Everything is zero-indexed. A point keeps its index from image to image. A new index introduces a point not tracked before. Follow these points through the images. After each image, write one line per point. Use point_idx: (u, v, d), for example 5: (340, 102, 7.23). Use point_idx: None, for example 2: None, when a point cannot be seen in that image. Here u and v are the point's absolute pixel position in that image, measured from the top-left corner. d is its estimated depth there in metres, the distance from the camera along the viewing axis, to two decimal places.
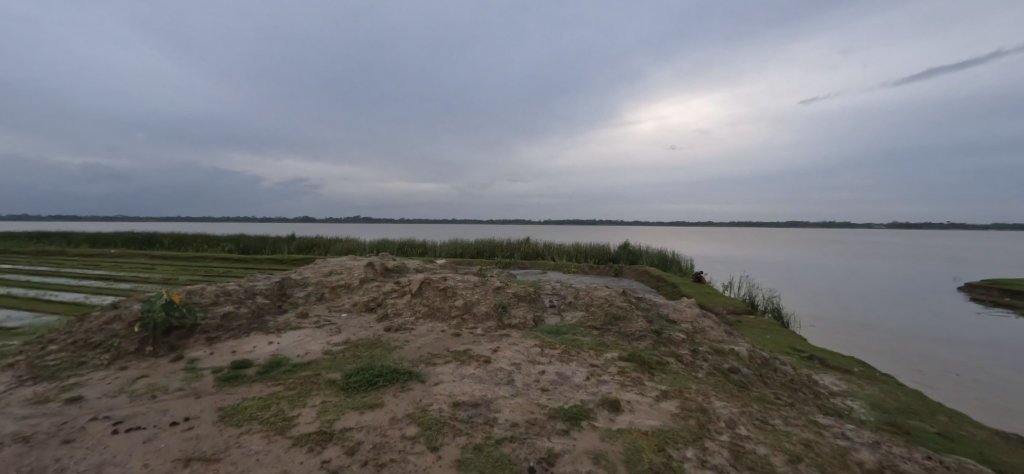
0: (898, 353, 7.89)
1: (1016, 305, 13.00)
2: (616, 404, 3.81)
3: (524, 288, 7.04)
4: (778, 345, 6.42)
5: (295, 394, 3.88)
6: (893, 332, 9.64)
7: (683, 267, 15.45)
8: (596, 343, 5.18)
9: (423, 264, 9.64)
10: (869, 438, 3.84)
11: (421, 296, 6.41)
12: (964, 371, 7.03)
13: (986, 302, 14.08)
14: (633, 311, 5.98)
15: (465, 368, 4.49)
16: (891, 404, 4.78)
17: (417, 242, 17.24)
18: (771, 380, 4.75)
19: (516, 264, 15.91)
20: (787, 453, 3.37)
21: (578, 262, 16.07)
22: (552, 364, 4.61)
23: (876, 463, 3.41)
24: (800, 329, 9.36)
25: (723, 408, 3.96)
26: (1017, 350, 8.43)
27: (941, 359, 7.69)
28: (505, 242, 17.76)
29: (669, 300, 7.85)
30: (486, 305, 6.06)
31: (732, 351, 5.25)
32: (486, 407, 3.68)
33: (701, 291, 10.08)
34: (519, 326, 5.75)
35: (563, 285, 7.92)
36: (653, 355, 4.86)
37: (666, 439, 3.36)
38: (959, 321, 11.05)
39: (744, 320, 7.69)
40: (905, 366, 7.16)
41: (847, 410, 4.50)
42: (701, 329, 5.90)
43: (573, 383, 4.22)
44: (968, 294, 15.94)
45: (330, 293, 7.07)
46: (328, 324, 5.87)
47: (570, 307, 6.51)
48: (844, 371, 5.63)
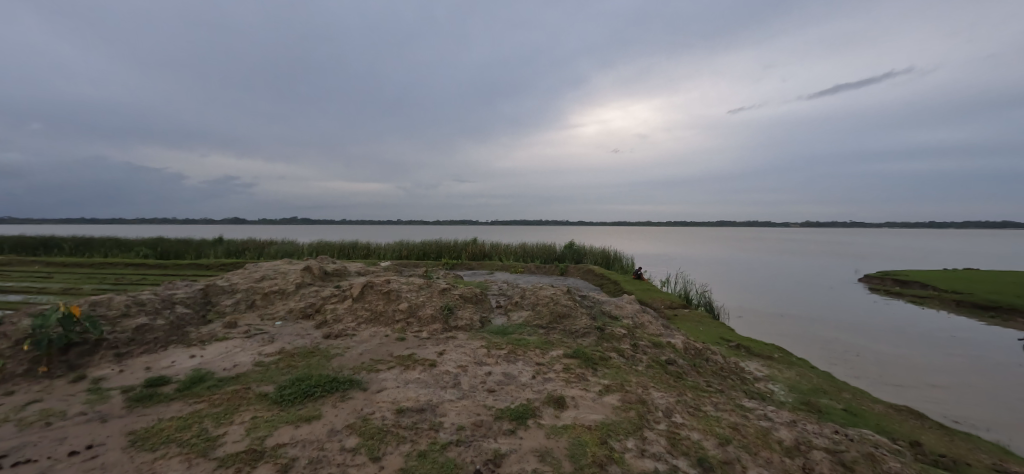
0: (811, 339, 8.73)
1: (903, 293, 14.91)
2: (561, 401, 3.88)
3: (470, 289, 6.95)
4: (710, 336, 6.89)
5: (220, 412, 3.55)
6: (806, 320, 10.66)
7: (625, 266, 16.11)
8: (542, 342, 5.23)
9: (365, 267, 9.26)
10: (788, 418, 4.21)
11: (363, 300, 6.13)
12: (863, 352, 7.98)
13: (881, 290, 16.02)
14: (577, 308, 6.11)
15: (409, 373, 4.35)
16: (806, 385, 5.29)
17: (359, 244, 16.60)
18: (703, 368, 5.07)
19: (463, 265, 15.74)
20: (717, 436, 3.62)
21: (525, 262, 16.27)
22: (498, 365, 4.60)
23: (793, 441, 3.75)
24: (729, 321, 10.06)
25: (661, 398, 4.16)
26: (901, 332, 9.70)
27: (845, 342, 8.63)
28: (452, 242, 17.52)
29: (612, 298, 8.11)
30: (431, 308, 5.92)
31: (668, 344, 5.53)
32: (431, 412, 3.59)
33: (641, 289, 10.54)
34: (465, 327, 5.68)
35: (511, 285, 7.93)
36: (596, 351, 4.99)
37: (609, 432, 3.46)
38: (858, 308, 12.51)
39: (679, 314, 8.18)
40: (815, 349, 8.00)
41: (769, 393, 4.89)
42: (641, 324, 6.17)
43: (519, 383, 4.24)
44: (866, 283, 18.04)
45: (262, 299, 6.56)
46: (259, 334, 5.44)
47: (517, 306, 6.56)
48: (766, 357, 6.14)
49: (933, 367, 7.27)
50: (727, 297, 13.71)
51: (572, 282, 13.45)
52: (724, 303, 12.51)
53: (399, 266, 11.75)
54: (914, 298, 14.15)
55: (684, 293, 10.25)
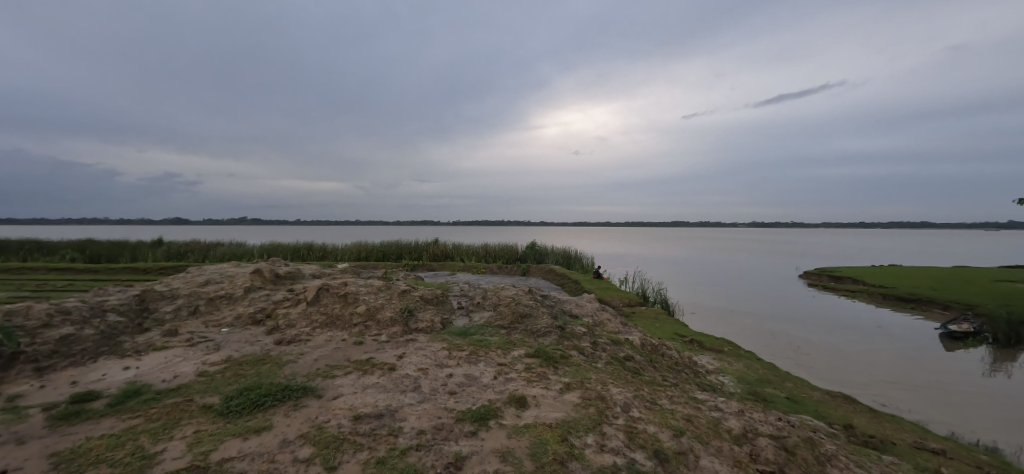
0: (758, 333, 9.26)
1: (837, 288, 16.16)
2: (522, 401, 3.90)
3: (431, 291, 6.86)
4: (666, 332, 7.16)
5: (159, 427, 3.28)
6: (754, 314, 11.31)
7: (585, 265, 16.46)
8: (504, 342, 5.23)
9: (320, 269, 8.91)
10: (737, 407, 4.44)
11: (319, 304, 5.89)
12: (802, 344, 8.60)
13: (818, 285, 17.31)
14: (539, 308, 6.16)
15: (367, 378, 4.22)
16: (752, 376, 5.61)
17: (315, 246, 15.97)
18: (659, 363, 5.26)
19: (424, 265, 15.50)
20: (672, 429, 3.77)
21: (486, 262, 16.27)
22: (460, 366, 4.56)
23: (741, 429, 3.96)
24: (684, 317, 10.49)
25: (620, 393, 4.27)
26: (836, 325, 10.51)
27: (788, 335, 9.23)
28: (412, 242, 17.23)
29: (573, 297, 8.24)
30: (391, 310, 5.77)
31: (627, 341, 5.68)
32: (391, 417, 3.50)
33: (601, 287, 10.80)
34: (425, 329, 5.58)
35: (472, 285, 7.88)
36: (557, 349, 5.06)
37: (569, 429, 3.52)
38: (799, 303, 13.44)
39: (637, 311, 8.46)
40: (760, 342, 8.52)
41: (720, 385, 5.14)
42: (600, 322, 6.31)
43: (480, 383, 4.22)
44: (805, 279, 19.39)
45: (206, 305, 6.15)
46: (204, 341, 5.10)
47: (479, 307, 6.53)
48: (717, 351, 6.46)
49: (862, 355, 7.95)
50: (682, 294, 14.31)
51: (533, 282, 13.57)
52: (679, 300, 13.05)
53: (357, 268, 11.41)
54: (847, 292, 15.39)
55: (642, 291, 10.58)
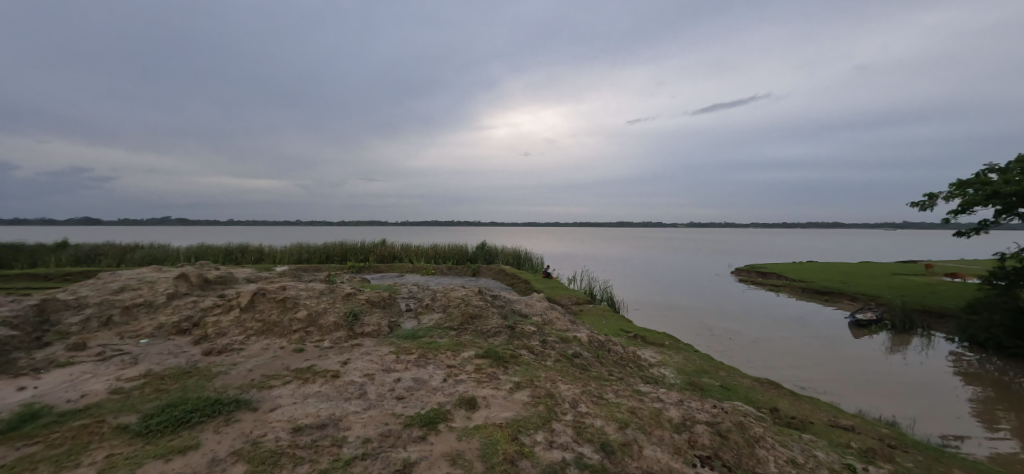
0: (696, 327, 9.85)
1: (764, 283, 17.62)
2: (472, 402, 3.87)
3: (378, 293, 6.65)
4: (612, 328, 7.43)
5: (63, 453, 2.91)
6: (692, 309, 12.02)
7: (535, 265, 16.73)
8: (453, 344, 5.18)
9: (255, 272, 8.34)
10: (677, 397, 4.70)
11: (254, 311, 5.51)
12: (734, 335, 9.25)
13: (748, 280, 18.77)
14: (489, 309, 6.16)
15: (308, 387, 4.00)
16: (691, 367, 5.96)
17: (250, 248, 14.92)
18: (605, 359, 5.45)
19: (370, 268, 14.93)
20: (617, 421, 3.92)
21: (436, 263, 16.05)
22: (408, 370, 4.45)
23: (681, 418, 4.19)
24: (629, 314, 10.93)
25: (568, 390, 4.37)
26: (762, 317, 11.43)
27: (721, 328, 9.90)
28: (358, 244, 16.64)
29: (522, 297, 8.31)
30: (334, 315, 5.52)
31: (575, 338, 5.83)
32: (334, 427, 3.34)
33: (550, 287, 11.03)
34: (372, 333, 5.39)
35: (421, 287, 7.73)
36: (507, 349, 5.08)
37: (519, 428, 3.54)
38: (732, 297, 14.47)
39: (584, 309, 8.72)
40: (698, 335, 9.06)
41: (662, 377, 5.41)
42: (549, 320, 6.43)
43: (429, 387, 4.15)
44: (736, 275, 20.96)
45: (122, 314, 5.54)
46: (119, 355, 4.59)
47: (428, 309, 6.42)
48: (659, 344, 6.80)
49: (785, 344, 8.72)
50: (627, 292, 14.90)
51: (483, 282, 13.55)
52: (624, 298, 13.58)
53: (296, 271, 10.82)
54: (773, 286, 16.83)
55: (590, 289, 10.91)
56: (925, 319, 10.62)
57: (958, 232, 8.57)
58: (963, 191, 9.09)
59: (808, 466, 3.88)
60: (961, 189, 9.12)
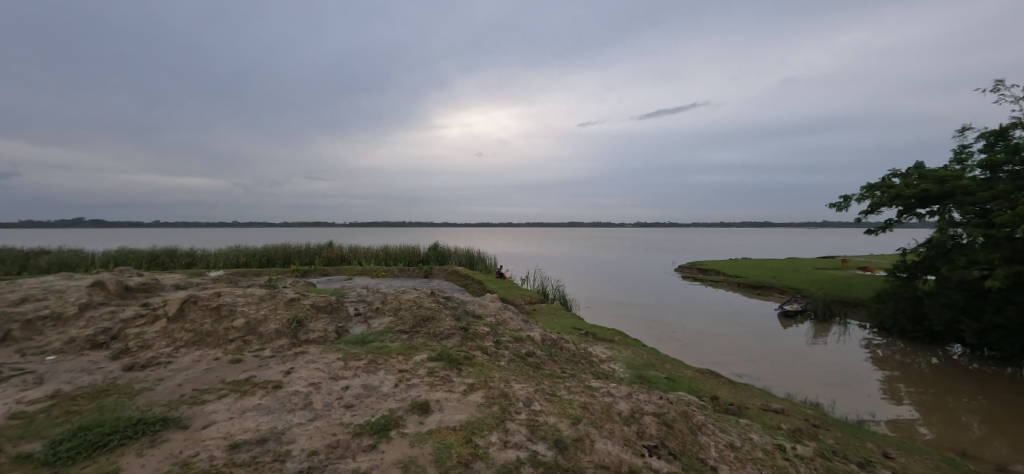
0: (643, 322, 10.29)
1: (704, 279, 18.77)
2: (425, 406, 3.80)
3: (324, 298, 6.37)
4: (564, 326, 7.60)
5: None
6: (639, 306, 12.56)
7: (488, 266, 16.80)
8: (405, 348, 5.06)
9: (184, 278, 7.69)
10: (626, 391, 4.88)
11: (184, 320, 5.08)
12: (679, 329, 9.77)
13: (690, 277, 19.91)
14: (441, 311, 6.09)
15: (247, 400, 3.75)
16: (639, 361, 6.22)
17: (180, 251, 13.77)
18: (558, 356, 5.55)
19: (316, 271, 14.22)
20: (569, 417, 4.01)
21: (386, 265, 15.65)
22: (357, 377, 4.30)
23: (629, 410, 4.36)
24: (581, 312, 11.22)
25: (522, 389, 4.41)
26: (703, 310, 12.18)
27: (667, 322, 10.41)
28: (302, 246, 15.87)
29: (475, 298, 8.27)
30: (276, 323, 5.22)
31: (528, 337, 5.90)
32: (276, 441, 3.15)
33: (503, 287, 11.11)
34: (318, 340, 5.15)
35: (371, 290, 7.50)
36: (461, 351, 5.04)
37: (473, 430, 3.53)
38: (676, 293, 15.29)
39: (537, 308, 8.85)
40: (645, 330, 9.48)
41: (612, 372, 5.61)
42: (503, 320, 6.46)
43: (380, 393, 4.02)
44: (680, 271, 22.18)
45: (23, 328, 4.90)
46: (18, 375, 4.05)
47: (378, 313, 6.24)
48: (609, 341, 7.04)
49: (723, 336, 9.33)
50: (580, 290, 15.29)
51: (437, 284, 13.37)
52: (576, 296, 13.93)
53: (232, 276, 10.13)
54: (713, 282, 17.95)
55: (542, 289, 11.10)
56: (842, 309, 11.78)
57: (867, 231, 9.57)
58: (872, 193, 10.17)
59: (744, 449, 4.17)
60: (870, 192, 10.20)
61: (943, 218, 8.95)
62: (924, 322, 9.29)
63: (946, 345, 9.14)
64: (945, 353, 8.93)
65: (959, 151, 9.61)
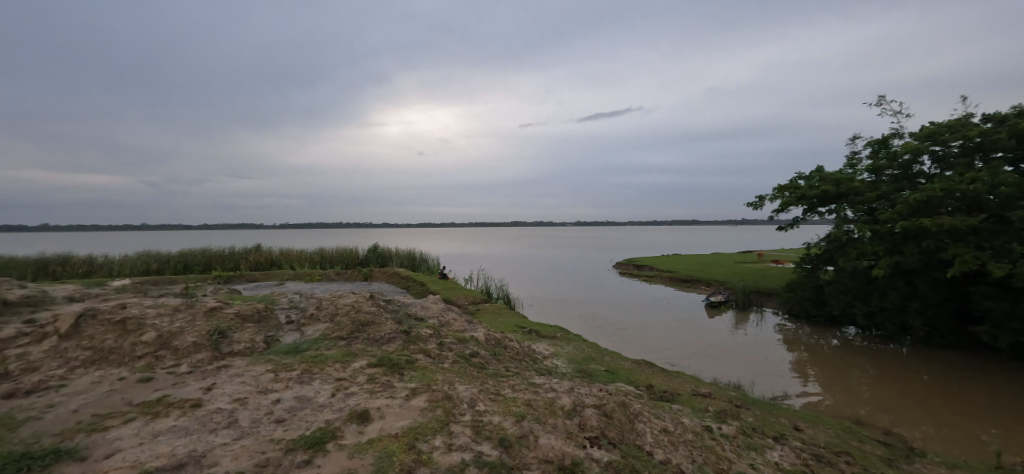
0: (584, 318, 10.67)
1: (641, 274, 19.87)
2: (364, 415, 3.66)
3: (251, 306, 5.92)
4: (508, 325, 7.68)
5: None
6: (581, 302, 13.02)
7: (431, 267, 16.60)
8: (342, 355, 4.84)
9: (78, 289, 6.78)
10: (568, 385, 5.04)
11: (80, 337, 4.49)
12: (617, 323, 10.24)
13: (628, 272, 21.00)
14: (382, 314, 5.90)
15: (160, 422, 3.39)
16: (580, 356, 6.45)
17: (74, 259, 12.12)
18: (502, 355, 5.60)
19: (243, 276, 13.22)
20: (514, 415, 4.06)
21: (322, 269, 14.90)
22: (290, 389, 4.05)
23: (571, 404, 4.51)
24: (524, 310, 11.41)
25: (466, 390, 4.40)
26: (640, 304, 12.88)
27: (606, 317, 10.89)
28: (225, 250, 14.68)
29: (417, 300, 8.13)
30: (194, 335, 4.77)
31: (472, 338, 5.89)
32: (195, 465, 2.88)
33: (446, 288, 11.00)
34: (244, 351, 4.78)
35: (304, 295, 7.10)
36: (402, 355, 4.91)
37: (416, 435, 3.46)
38: (615, 289, 16.03)
39: (481, 308, 8.88)
40: (586, 325, 9.84)
41: (554, 367, 5.76)
42: (446, 322, 6.40)
43: (315, 404, 3.82)
44: (618, 267, 23.31)
45: None
46: None
47: (312, 319, 5.91)
48: (551, 337, 7.23)
49: (657, 327, 9.92)
50: (524, 289, 15.54)
51: (377, 286, 12.97)
52: (521, 295, 14.13)
53: (140, 285, 9.11)
54: (649, 277, 19.03)
55: (486, 288, 11.15)
56: (760, 298, 13.01)
57: (779, 227, 10.61)
58: (782, 193, 11.31)
59: (676, 432, 4.46)
60: (780, 192, 11.34)
61: (839, 216, 10.16)
62: (825, 307, 10.53)
63: (843, 327, 10.44)
64: (842, 334, 10.19)
65: (851, 157, 10.97)
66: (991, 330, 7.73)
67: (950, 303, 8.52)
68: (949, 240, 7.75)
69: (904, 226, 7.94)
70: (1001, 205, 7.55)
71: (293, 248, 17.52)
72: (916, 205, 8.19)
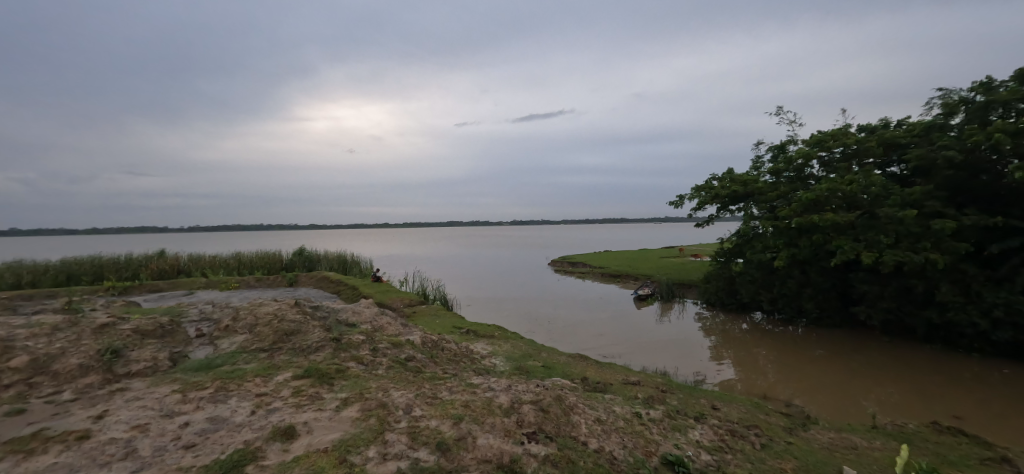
0: (520, 315, 10.85)
1: (576, 270, 20.67)
2: (290, 431, 3.42)
3: (152, 320, 5.28)
4: (445, 326, 7.60)
5: None
6: (519, 300, 13.23)
7: (364, 270, 15.99)
8: (264, 368, 4.49)
9: None
10: (505, 383, 5.10)
11: None
12: (553, 319, 10.55)
13: (564, 269, 21.74)
14: (309, 322, 5.55)
15: (33, 461, 2.89)
16: (518, 353, 6.56)
17: None
18: (439, 358, 5.52)
19: (142, 286, 11.74)
20: (452, 418, 4.03)
21: (239, 275, 13.71)
22: (201, 409, 3.67)
23: (509, 401, 4.57)
24: (462, 311, 11.34)
25: (402, 396, 4.28)
26: (575, 300, 13.41)
27: (542, 314, 11.17)
28: (119, 257, 12.98)
29: (348, 305, 7.76)
30: (81, 356, 4.15)
31: (408, 341, 5.74)
32: None
33: (380, 291, 10.63)
34: (145, 371, 4.26)
35: (218, 306, 6.48)
36: (332, 364, 4.66)
37: (348, 448, 3.30)
38: (552, 286, 16.51)
39: (418, 310, 8.69)
40: (523, 323, 10.02)
41: (492, 367, 5.79)
42: (380, 326, 6.17)
43: (232, 424, 3.49)
44: (555, 264, 24.06)
45: None
46: None
47: (228, 332, 5.41)
48: (489, 336, 7.27)
49: (592, 321, 10.37)
50: (463, 289, 15.46)
51: (304, 292, 12.23)
52: (459, 295, 14.05)
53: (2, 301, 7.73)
54: (583, 272, 19.84)
55: (422, 290, 10.94)
56: (683, 289, 14.12)
57: (697, 224, 11.55)
58: (699, 193, 12.31)
59: (609, 421, 4.70)
60: (697, 191, 12.34)
61: (746, 213, 11.29)
62: (736, 295, 11.67)
63: (751, 313, 11.66)
64: (751, 318, 11.36)
65: (755, 161, 12.24)
66: (867, 310, 9.04)
67: (835, 287, 9.83)
68: (833, 233, 8.93)
69: (799, 221, 9.00)
70: (871, 203, 8.84)
71: (205, 253, 15.94)
72: (808, 203, 9.33)
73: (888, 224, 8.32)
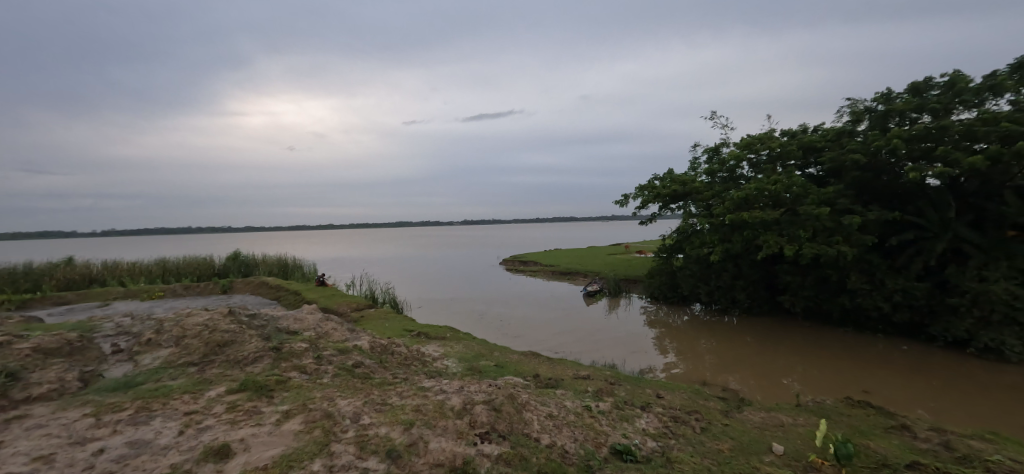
0: (473, 316, 10.82)
1: (529, 268, 20.92)
2: (224, 450, 3.19)
3: (57, 337, 4.71)
4: (395, 330, 7.41)
5: None
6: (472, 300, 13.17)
7: (307, 274, 15.23)
8: (193, 384, 4.15)
9: None
10: (458, 385, 5.07)
11: None
12: (506, 317, 10.62)
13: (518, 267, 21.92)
14: (245, 332, 5.21)
15: None
16: (470, 354, 6.54)
17: None
18: (389, 363, 5.39)
19: (44, 299, 10.42)
20: (402, 423, 3.95)
21: (164, 283, 12.56)
22: (119, 433, 3.33)
23: (461, 403, 4.55)
24: (413, 313, 11.11)
25: (349, 404, 4.13)
26: (528, 298, 13.58)
27: (494, 313, 11.20)
28: (14, 267, 11.44)
29: (289, 312, 7.35)
30: None
31: (355, 347, 5.54)
32: None
33: (325, 295, 10.15)
34: (49, 395, 3.79)
35: (138, 318, 5.89)
36: (271, 376, 4.40)
37: (290, 463, 3.13)
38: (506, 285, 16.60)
39: (366, 315, 8.40)
40: (475, 323, 10.00)
41: (444, 369, 5.74)
42: (325, 333, 5.91)
43: (156, 448, 3.20)
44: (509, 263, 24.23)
45: None
46: None
47: (150, 346, 4.95)
48: (441, 338, 7.19)
49: (543, 319, 10.56)
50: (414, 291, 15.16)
51: (240, 300, 11.44)
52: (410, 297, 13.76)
53: None
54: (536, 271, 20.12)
55: (371, 293, 10.59)
56: (630, 284, 14.74)
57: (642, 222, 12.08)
58: (643, 192, 12.86)
59: (561, 416, 4.82)
60: (641, 191, 12.88)
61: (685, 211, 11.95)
62: (678, 289, 12.37)
63: (690, 305, 12.42)
64: (691, 310, 12.10)
65: (693, 162, 12.98)
66: (791, 298, 9.93)
67: (765, 279, 10.70)
68: (762, 229, 9.69)
69: (732, 218, 9.68)
70: (792, 202, 9.67)
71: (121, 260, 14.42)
72: (740, 201, 10.06)
73: (806, 221, 9.13)
